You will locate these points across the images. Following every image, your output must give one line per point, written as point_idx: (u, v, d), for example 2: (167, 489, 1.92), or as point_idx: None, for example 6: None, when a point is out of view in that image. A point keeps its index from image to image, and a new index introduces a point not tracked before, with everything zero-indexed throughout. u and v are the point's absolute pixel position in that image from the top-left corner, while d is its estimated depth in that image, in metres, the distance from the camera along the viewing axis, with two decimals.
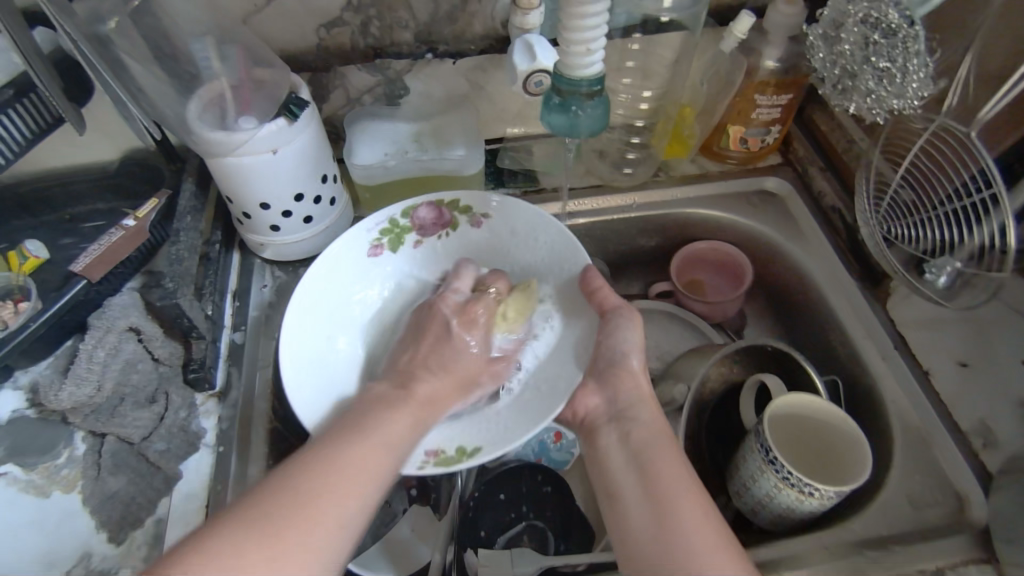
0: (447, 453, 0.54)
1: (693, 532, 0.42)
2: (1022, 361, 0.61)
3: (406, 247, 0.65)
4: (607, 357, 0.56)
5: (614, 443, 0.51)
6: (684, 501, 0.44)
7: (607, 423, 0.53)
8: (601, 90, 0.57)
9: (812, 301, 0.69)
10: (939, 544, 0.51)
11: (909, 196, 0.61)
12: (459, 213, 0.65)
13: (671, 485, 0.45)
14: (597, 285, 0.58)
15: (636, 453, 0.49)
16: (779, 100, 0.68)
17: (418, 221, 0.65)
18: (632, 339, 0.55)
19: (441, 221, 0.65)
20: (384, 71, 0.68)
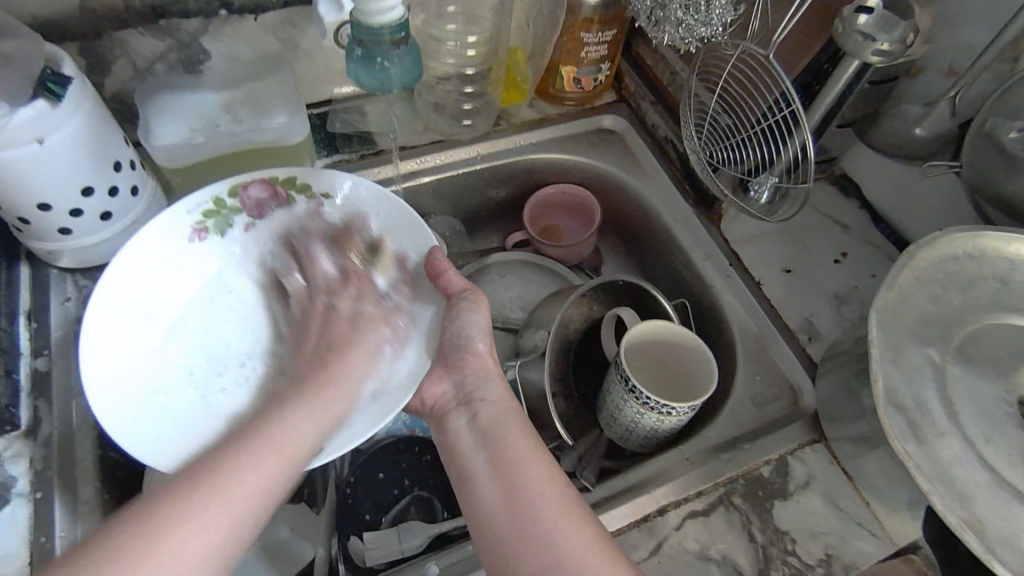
0: None
1: (538, 497, 0.43)
2: (835, 260, 0.68)
3: (233, 230, 0.58)
4: (455, 344, 0.54)
5: (463, 425, 0.50)
6: (529, 470, 0.44)
7: (457, 407, 0.52)
8: (406, 37, 0.54)
9: (656, 231, 0.73)
10: (781, 434, 0.57)
11: (726, 120, 0.64)
12: (294, 191, 0.59)
13: (517, 457, 0.45)
14: (442, 268, 0.55)
15: (484, 433, 0.48)
16: (604, 36, 0.68)
17: (248, 201, 0.59)
18: (477, 322, 0.53)
19: (278, 199, 0.59)
20: (173, 34, 0.60)
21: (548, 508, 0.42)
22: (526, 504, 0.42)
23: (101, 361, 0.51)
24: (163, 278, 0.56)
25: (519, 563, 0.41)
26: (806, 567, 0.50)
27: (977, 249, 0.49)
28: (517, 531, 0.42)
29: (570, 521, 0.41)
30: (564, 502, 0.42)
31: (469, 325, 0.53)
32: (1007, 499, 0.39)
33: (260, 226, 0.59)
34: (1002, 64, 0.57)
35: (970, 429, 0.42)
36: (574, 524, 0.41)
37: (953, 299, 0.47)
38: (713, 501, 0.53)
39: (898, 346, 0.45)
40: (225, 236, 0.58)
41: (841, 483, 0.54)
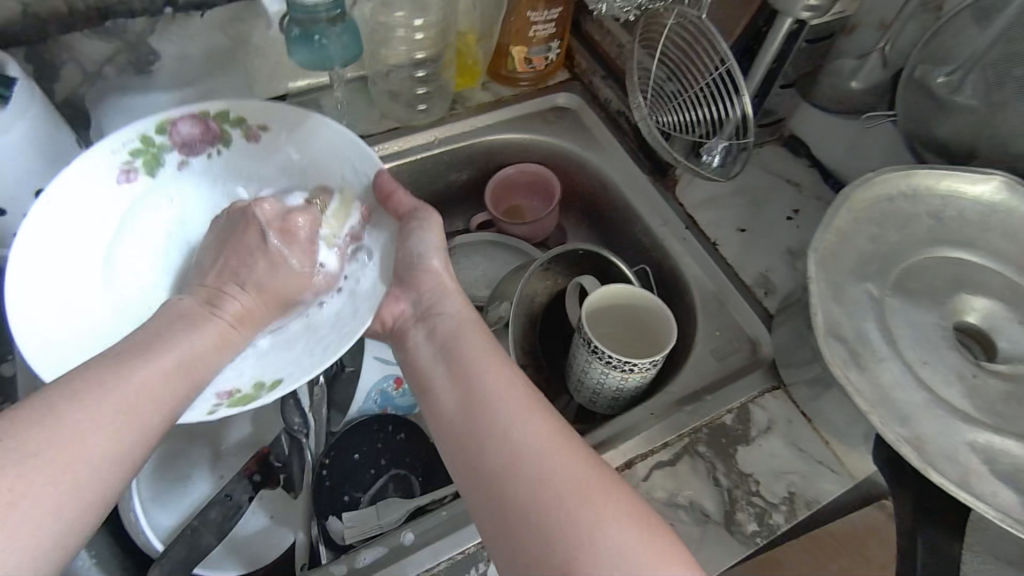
0: (243, 392, 0.51)
1: (500, 396, 0.42)
2: (788, 216, 0.70)
3: (166, 167, 0.57)
4: (409, 263, 0.54)
5: (422, 338, 0.50)
6: (490, 372, 0.44)
7: (414, 324, 0.52)
8: (343, 15, 0.55)
9: (614, 201, 0.75)
10: (742, 384, 0.59)
11: (672, 88, 0.66)
12: (228, 125, 0.57)
13: (477, 363, 0.45)
14: (390, 190, 0.55)
15: (443, 344, 0.48)
16: (550, 13, 0.70)
17: (179, 138, 0.57)
18: (431, 239, 0.54)
19: (211, 135, 0.58)
20: (122, 35, 0.61)
21: (517, 405, 0.42)
22: (492, 403, 0.42)
23: (46, 314, 0.50)
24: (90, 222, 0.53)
25: (483, 456, 0.40)
26: (769, 505, 0.52)
27: (911, 188, 0.51)
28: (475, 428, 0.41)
29: (533, 412, 0.41)
30: (529, 402, 0.42)
31: (422, 242, 0.53)
32: (944, 415, 0.42)
33: (195, 164, 0.58)
34: (928, 12, 0.59)
35: (908, 355, 0.44)
36: (538, 420, 0.41)
37: (890, 236, 0.49)
38: (677, 451, 0.55)
39: (839, 283, 0.47)
40: (157, 176, 0.56)
41: (801, 425, 0.56)
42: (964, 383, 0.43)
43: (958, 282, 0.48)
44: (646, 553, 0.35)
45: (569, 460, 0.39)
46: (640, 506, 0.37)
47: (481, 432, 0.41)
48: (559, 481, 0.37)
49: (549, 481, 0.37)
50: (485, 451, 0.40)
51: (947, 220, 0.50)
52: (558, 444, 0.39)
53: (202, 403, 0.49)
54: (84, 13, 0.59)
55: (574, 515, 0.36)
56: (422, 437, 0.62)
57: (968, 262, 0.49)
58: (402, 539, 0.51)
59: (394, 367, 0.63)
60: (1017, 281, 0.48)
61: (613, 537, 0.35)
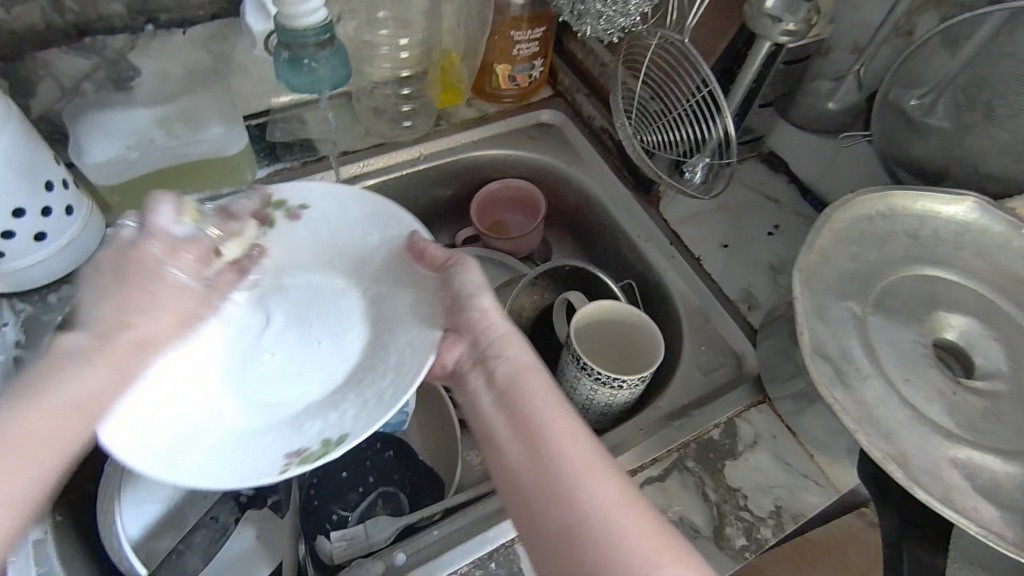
0: (308, 451, 0.46)
1: (566, 453, 0.40)
2: (768, 232, 0.72)
3: (224, 262, 0.55)
4: (461, 306, 0.51)
5: (482, 386, 0.47)
6: (556, 425, 0.42)
7: (472, 367, 0.49)
8: (332, 39, 0.55)
9: (599, 217, 0.75)
10: (728, 398, 0.60)
11: (654, 106, 0.68)
12: (271, 207, 0.57)
13: (541, 413, 0.43)
14: (422, 247, 0.54)
15: (503, 391, 0.46)
16: (533, 33, 0.70)
17: (228, 212, 0.55)
18: (474, 280, 0.51)
19: (258, 218, 0.57)
20: (99, 51, 0.59)
21: (582, 462, 0.40)
22: (556, 461, 0.40)
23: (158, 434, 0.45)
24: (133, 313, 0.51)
25: (546, 521, 0.38)
26: (758, 519, 0.53)
27: (888, 208, 0.53)
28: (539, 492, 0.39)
29: (601, 477, 0.39)
30: (594, 461, 0.40)
31: (466, 283, 0.51)
32: (925, 431, 0.43)
33: (262, 260, 0.57)
34: (901, 38, 0.61)
35: (890, 372, 0.45)
36: (603, 483, 0.39)
37: (870, 255, 0.51)
38: (667, 467, 0.56)
39: (821, 302, 0.48)
40: (222, 279, 0.54)
41: (786, 438, 0.57)
42: (943, 399, 0.45)
43: (935, 299, 0.49)
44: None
45: (637, 529, 0.37)
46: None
47: (542, 493, 0.39)
48: (628, 554, 0.36)
49: (619, 553, 0.36)
50: (547, 517, 0.38)
51: (923, 238, 0.52)
52: (624, 510, 0.38)
53: (272, 467, 0.46)
54: (62, 30, 0.58)
55: None
56: (411, 458, 0.62)
57: (943, 279, 0.51)
58: (393, 560, 0.51)
59: None
60: (989, 299, 0.49)
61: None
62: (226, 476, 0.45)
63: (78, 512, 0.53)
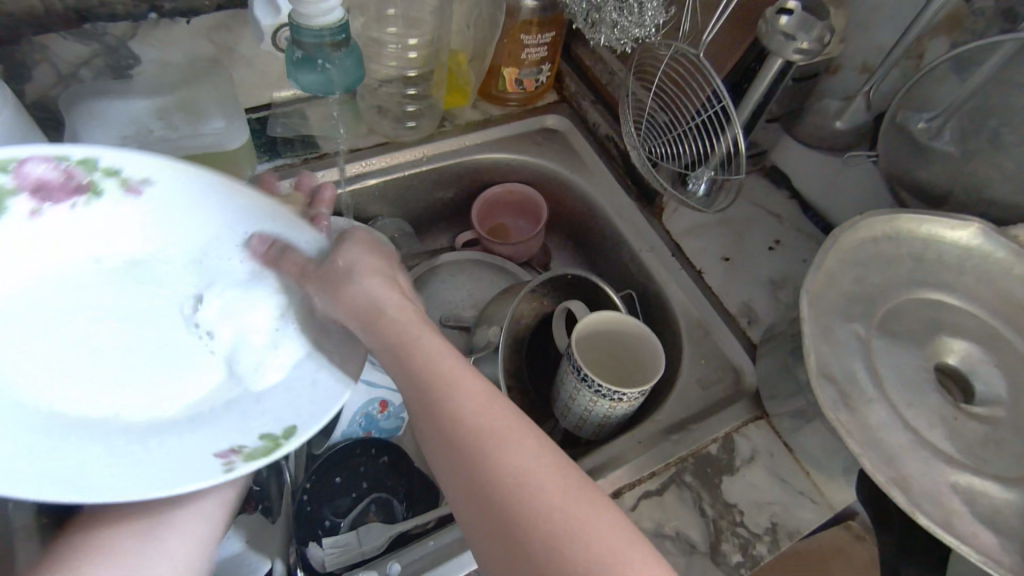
0: (252, 448, 0.45)
1: (461, 404, 0.40)
2: (769, 247, 0.72)
3: (8, 216, 0.41)
4: (343, 280, 0.47)
5: (387, 358, 0.45)
6: (448, 377, 0.41)
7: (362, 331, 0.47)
8: (347, 40, 0.53)
9: (601, 226, 0.75)
10: (726, 413, 0.60)
11: (662, 117, 0.67)
12: (98, 175, 0.42)
13: (434, 367, 0.42)
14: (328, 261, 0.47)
15: (395, 345, 0.44)
16: (542, 39, 0.70)
17: (23, 178, 0.39)
18: (364, 281, 0.47)
19: (69, 184, 0.42)
20: (99, 38, 0.57)
21: (503, 435, 0.38)
22: (453, 416, 0.40)
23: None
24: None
25: (453, 468, 0.39)
26: (753, 536, 0.53)
27: (895, 231, 0.53)
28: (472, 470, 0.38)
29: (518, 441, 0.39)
30: (490, 405, 0.40)
31: (360, 276, 0.47)
32: (926, 457, 0.43)
33: (47, 211, 0.42)
34: (910, 61, 0.61)
35: (894, 396, 0.46)
36: (500, 426, 0.39)
37: (876, 277, 0.51)
38: (664, 481, 0.56)
39: (827, 323, 0.48)
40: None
41: (783, 456, 0.57)
42: (945, 425, 0.45)
43: (938, 324, 0.50)
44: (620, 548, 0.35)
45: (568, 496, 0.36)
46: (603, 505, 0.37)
47: (446, 446, 0.39)
48: (527, 488, 0.36)
49: (517, 489, 0.37)
50: (452, 464, 0.39)
51: (927, 262, 0.52)
52: (519, 445, 0.38)
53: (214, 467, 0.44)
54: (61, 14, 0.55)
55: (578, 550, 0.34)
56: (405, 464, 0.61)
57: (946, 304, 0.51)
58: (388, 569, 0.50)
59: (381, 392, 0.60)
60: (992, 325, 0.50)
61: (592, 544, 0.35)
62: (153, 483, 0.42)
63: None
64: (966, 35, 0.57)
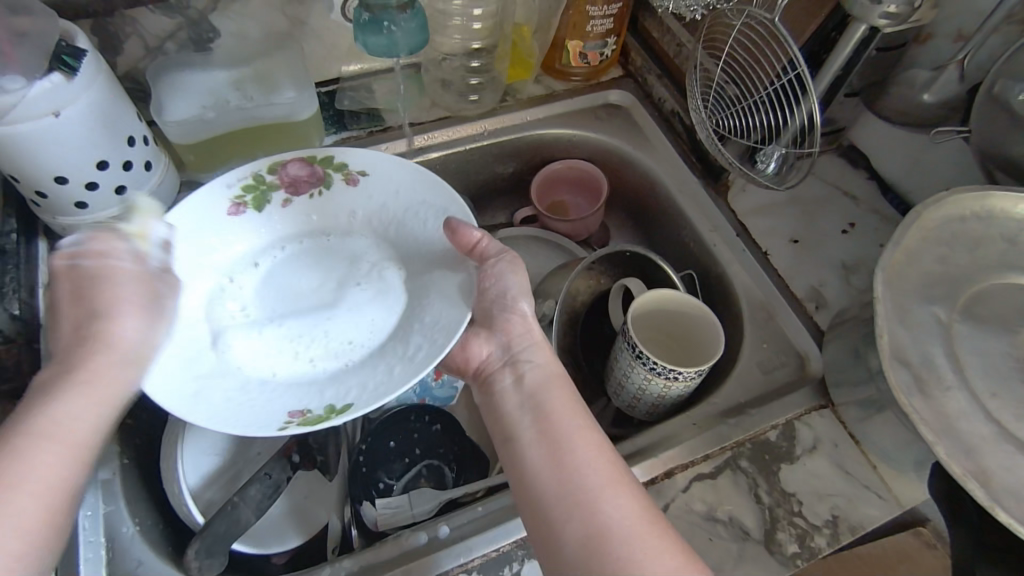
0: (313, 413, 0.48)
1: (589, 467, 0.41)
2: (843, 230, 0.68)
3: (271, 206, 0.59)
4: (499, 305, 0.51)
5: (507, 386, 0.48)
6: (577, 437, 0.42)
7: (499, 369, 0.49)
8: (413, 1, 0.55)
9: (663, 204, 0.73)
10: (788, 399, 0.57)
11: (732, 90, 0.65)
12: (331, 169, 0.60)
13: (567, 426, 0.43)
14: (468, 238, 0.52)
15: (529, 396, 0.46)
16: (609, 10, 0.68)
17: (286, 177, 0.60)
18: (514, 286, 0.51)
19: (315, 178, 0.60)
20: (184, 11, 0.61)
21: (607, 486, 0.40)
22: (578, 477, 0.40)
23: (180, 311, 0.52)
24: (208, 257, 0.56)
25: (565, 527, 0.39)
26: (812, 527, 0.51)
27: (985, 210, 0.49)
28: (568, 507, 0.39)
29: (623, 492, 0.40)
30: (617, 477, 0.41)
31: (508, 287, 0.51)
32: (1011, 451, 0.40)
33: (297, 205, 0.60)
34: (1013, 26, 0.56)
35: (976, 385, 0.42)
36: (625, 501, 0.39)
37: (961, 259, 0.48)
38: (719, 465, 0.54)
39: (902, 305, 0.45)
40: (262, 212, 0.59)
41: (848, 447, 0.55)
42: None
43: None
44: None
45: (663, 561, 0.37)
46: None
47: (563, 506, 0.40)
48: (646, 571, 0.36)
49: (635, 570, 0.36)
50: (566, 523, 0.39)
51: (1022, 244, 0.48)
52: (640, 524, 0.38)
53: (274, 422, 0.47)
54: None
55: None
56: (459, 432, 0.61)
57: None
58: (436, 532, 0.51)
59: None
60: None
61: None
62: (234, 421, 0.47)
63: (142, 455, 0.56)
64: None
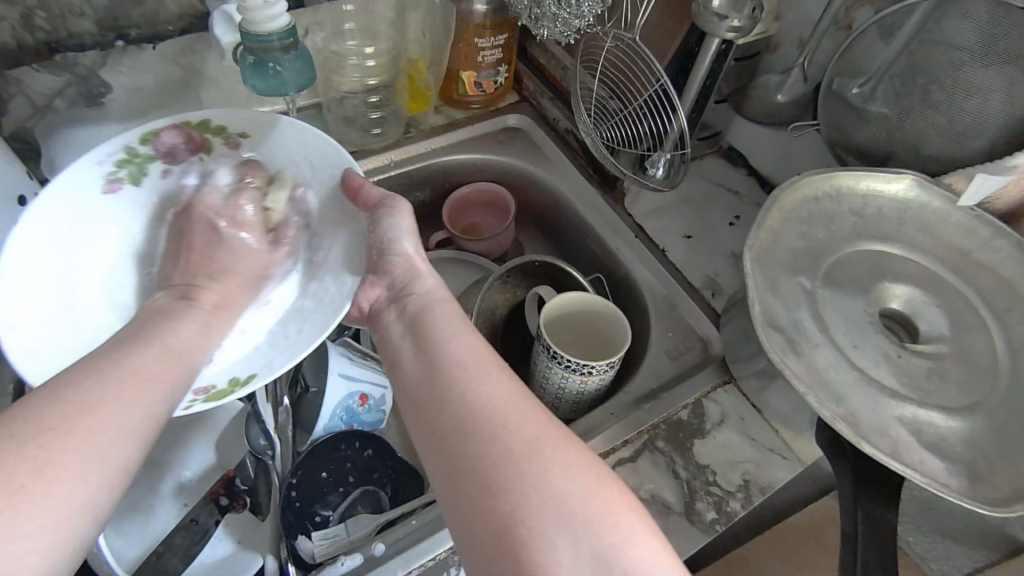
0: (219, 388, 0.49)
1: (460, 360, 0.41)
2: (730, 222, 0.74)
3: (149, 177, 0.56)
4: (381, 247, 0.53)
5: (393, 317, 0.48)
6: (452, 341, 0.43)
7: (388, 305, 0.50)
8: (296, 42, 0.57)
9: (567, 214, 0.78)
10: (695, 380, 0.62)
11: (615, 105, 0.71)
12: (210, 134, 0.57)
13: (443, 330, 0.44)
14: (359, 184, 0.55)
15: (413, 318, 0.46)
16: (496, 40, 0.74)
17: (162, 148, 0.56)
18: (404, 223, 0.53)
19: (194, 144, 0.57)
20: (71, 67, 0.61)
21: (488, 397, 0.38)
22: (451, 378, 0.39)
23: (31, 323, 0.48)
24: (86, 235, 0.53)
25: (440, 413, 0.38)
26: (726, 493, 0.55)
27: (834, 188, 0.56)
28: (448, 422, 0.38)
29: (516, 406, 0.37)
30: (493, 366, 0.40)
31: (394, 227, 0.52)
32: (872, 392, 0.46)
33: (176, 174, 0.57)
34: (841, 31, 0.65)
35: (840, 340, 0.48)
36: (494, 381, 0.39)
37: (819, 233, 0.54)
38: (637, 448, 0.57)
39: (773, 278, 0.50)
40: (140, 185, 0.56)
41: (752, 416, 0.59)
42: (891, 363, 0.48)
43: (880, 272, 0.53)
44: (599, 508, 0.34)
45: (553, 459, 0.35)
46: (596, 468, 0.35)
47: (433, 402, 0.39)
48: (530, 475, 0.34)
49: (502, 442, 0.35)
50: (456, 444, 0.36)
51: (868, 216, 0.55)
52: (508, 401, 0.38)
53: (178, 401, 0.48)
54: (32, 47, 0.60)
55: (535, 515, 0.33)
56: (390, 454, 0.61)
57: (887, 254, 0.54)
58: (372, 551, 0.52)
59: (361, 384, 0.61)
60: (933, 270, 0.53)
61: (565, 497, 0.33)
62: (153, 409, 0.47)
63: None
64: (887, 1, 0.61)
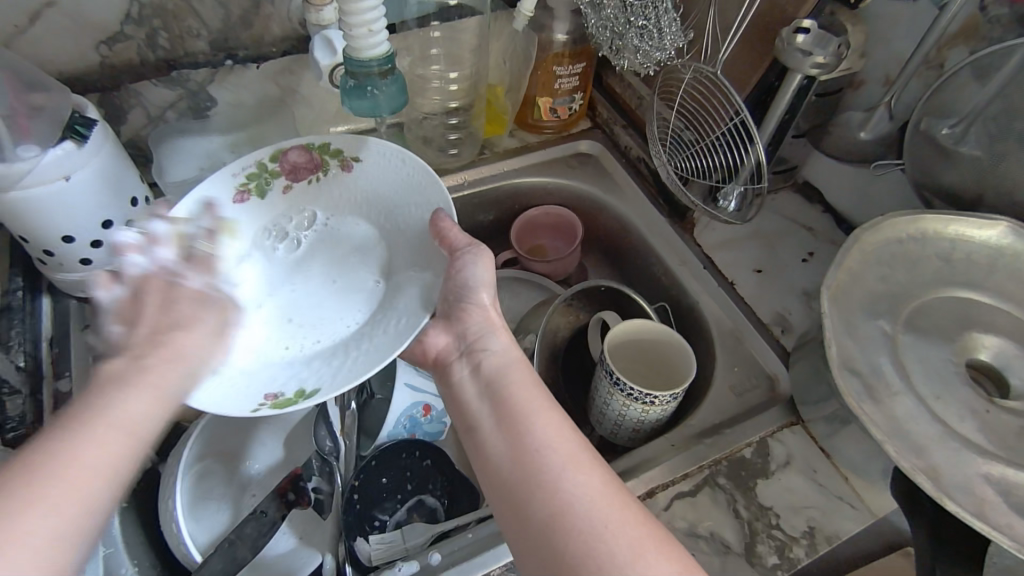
0: (284, 396, 0.49)
1: (549, 445, 0.41)
2: (802, 259, 0.73)
3: (272, 192, 0.62)
4: (460, 294, 0.53)
5: (467, 377, 0.50)
6: (535, 414, 0.44)
7: (459, 362, 0.51)
8: (393, 69, 0.61)
9: (634, 241, 0.78)
10: (760, 419, 0.60)
11: (690, 135, 0.71)
12: (328, 157, 0.63)
13: (527, 404, 0.45)
14: (445, 227, 0.55)
15: (489, 385, 0.47)
16: (575, 68, 0.75)
17: (287, 164, 0.62)
18: (484, 273, 0.53)
19: (314, 164, 0.63)
20: (184, 84, 0.66)
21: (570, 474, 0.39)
22: (555, 476, 0.39)
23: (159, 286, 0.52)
24: (208, 242, 0.57)
25: (532, 503, 0.39)
26: (790, 539, 0.53)
27: (919, 232, 0.54)
28: (524, 481, 0.40)
29: (585, 469, 0.40)
30: (570, 440, 0.42)
31: (474, 275, 0.53)
32: (957, 447, 0.44)
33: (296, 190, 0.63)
34: (931, 71, 0.63)
35: (920, 389, 0.47)
36: (585, 473, 0.40)
37: (901, 276, 0.52)
38: (697, 483, 0.56)
39: (850, 320, 0.49)
40: (265, 197, 0.62)
41: (820, 461, 0.57)
42: (976, 417, 0.45)
43: (967, 321, 0.50)
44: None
45: (625, 526, 0.37)
46: (662, 541, 0.37)
47: (535, 491, 0.39)
48: (611, 544, 0.36)
49: (593, 544, 0.36)
50: (532, 502, 0.39)
51: (955, 262, 0.53)
52: (610, 506, 0.38)
53: (250, 403, 0.49)
54: (154, 64, 0.64)
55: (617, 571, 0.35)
56: (448, 465, 0.62)
57: (977, 303, 0.51)
58: (428, 560, 0.53)
59: (426, 395, 0.63)
60: None
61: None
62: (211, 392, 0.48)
63: (138, 501, 0.57)
64: (983, 42, 0.59)
